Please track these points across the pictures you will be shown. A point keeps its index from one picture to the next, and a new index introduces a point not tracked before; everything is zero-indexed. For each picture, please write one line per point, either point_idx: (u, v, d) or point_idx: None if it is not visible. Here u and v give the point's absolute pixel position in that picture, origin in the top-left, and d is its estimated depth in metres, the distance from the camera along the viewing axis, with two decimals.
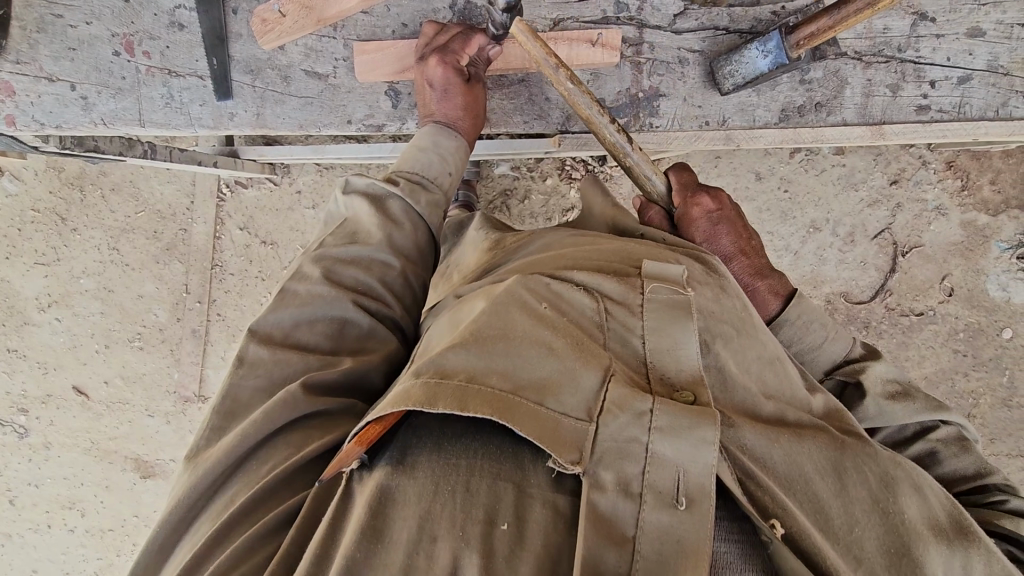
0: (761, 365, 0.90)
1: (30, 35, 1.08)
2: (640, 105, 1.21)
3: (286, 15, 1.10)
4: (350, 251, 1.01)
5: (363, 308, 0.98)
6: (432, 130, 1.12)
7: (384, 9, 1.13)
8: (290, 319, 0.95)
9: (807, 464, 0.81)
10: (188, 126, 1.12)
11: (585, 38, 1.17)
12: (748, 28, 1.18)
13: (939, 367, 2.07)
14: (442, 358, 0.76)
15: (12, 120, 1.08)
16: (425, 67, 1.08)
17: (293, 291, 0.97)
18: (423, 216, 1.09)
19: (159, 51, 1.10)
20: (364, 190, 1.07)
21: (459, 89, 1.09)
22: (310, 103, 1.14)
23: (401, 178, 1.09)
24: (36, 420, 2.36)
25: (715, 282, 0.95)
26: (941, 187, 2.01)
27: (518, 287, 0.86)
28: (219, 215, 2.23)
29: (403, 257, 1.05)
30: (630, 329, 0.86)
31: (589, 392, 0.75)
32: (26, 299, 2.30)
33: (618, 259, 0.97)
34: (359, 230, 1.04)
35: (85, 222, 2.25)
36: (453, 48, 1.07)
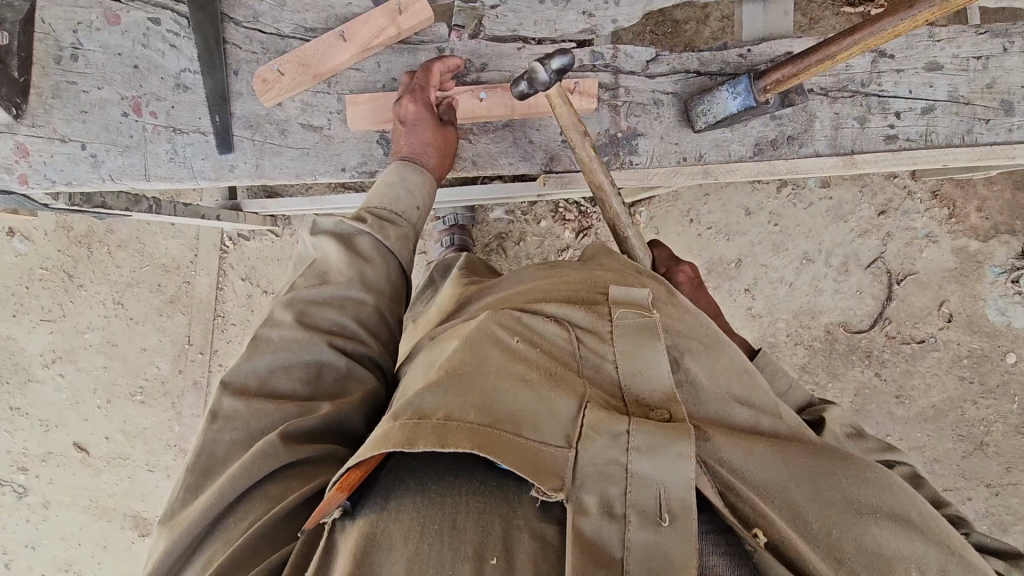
0: (729, 377, 0.90)
1: (46, 101, 1.12)
2: (619, 144, 1.24)
3: (284, 74, 1.14)
4: (322, 291, 1.02)
5: (337, 348, 0.98)
6: (397, 166, 1.13)
7: (375, 65, 1.19)
8: (265, 365, 0.96)
9: (781, 472, 0.81)
10: (192, 179, 1.16)
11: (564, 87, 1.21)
12: (717, 70, 1.25)
13: (946, 396, 2.10)
14: (418, 398, 0.76)
15: (26, 179, 1.12)
16: (398, 107, 1.12)
17: (265, 337, 0.98)
18: (392, 249, 1.10)
19: (165, 111, 1.15)
20: (332, 230, 1.08)
21: (430, 126, 1.12)
22: (305, 154, 1.18)
23: (370, 214, 1.09)
24: (36, 479, 2.35)
25: (680, 305, 0.95)
26: (928, 216, 2.05)
27: (490, 323, 0.88)
28: (221, 267, 2.30)
29: (375, 292, 1.06)
30: (601, 354, 0.88)
31: (567, 421, 0.77)
32: (31, 355, 2.34)
33: (586, 286, 0.98)
34: (330, 269, 1.05)
35: (91, 277, 2.31)
36: (418, 85, 1.12)
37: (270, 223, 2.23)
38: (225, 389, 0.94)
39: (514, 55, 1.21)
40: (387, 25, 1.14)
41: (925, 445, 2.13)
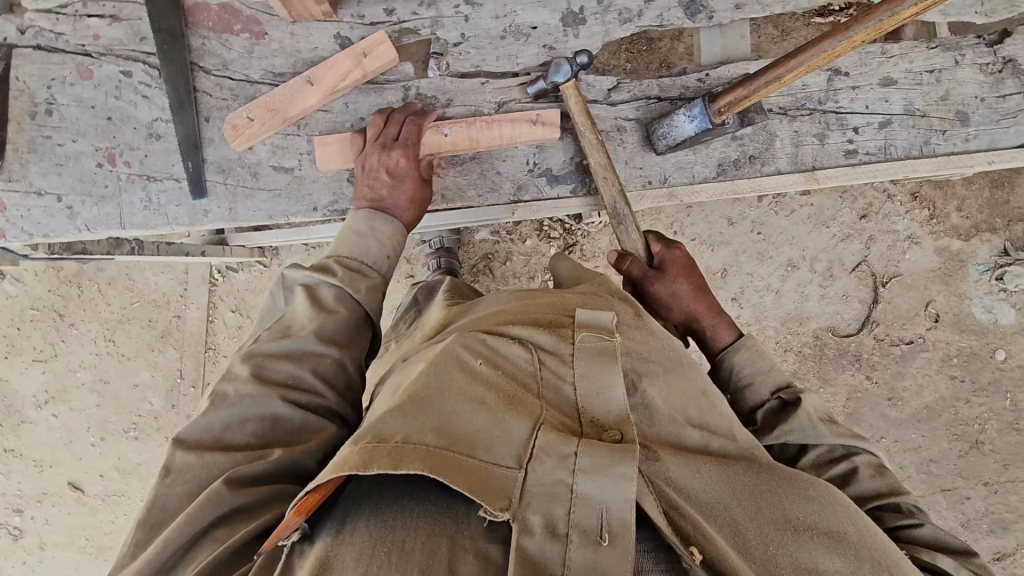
0: (683, 399, 0.93)
1: (22, 156, 1.15)
2: (585, 171, 1.25)
3: (253, 120, 1.16)
4: (281, 345, 1.04)
5: (292, 402, 0.99)
6: (367, 214, 1.16)
7: (342, 106, 1.22)
8: (220, 422, 0.96)
9: (722, 491, 0.83)
10: (167, 225, 1.18)
11: (526, 118, 1.21)
12: (677, 95, 1.27)
13: (939, 396, 2.12)
14: (380, 421, 0.78)
15: (3, 233, 1.15)
16: (383, 156, 1.15)
17: (223, 392, 0.99)
18: (358, 301, 1.12)
19: (138, 161, 1.17)
20: (300, 281, 1.12)
21: (410, 184, 1.17)
22: (278, 196, 1.21)
23: (338, 265, 1.12)
24: (31, 520, 2.40)
25: (644, 327, 0.98)
26: (909, 218, 2.08)
27: (456, 346, 0.90)
28: (211, 300, 2.33)
29: (337, 345, 1.07)
30: (561, 376, 0.89)
31: (518, 444, 0.78)
32: (24, 397, 2.36)
33: (555, 309, 1.00)
34: (293, 323, 1.07)
35: (82, 316, 2.33)
36: (409, 139, 1.16)
37: (259, 255, 2.25)
38: (177, 443, 0.94)
39: (477, 90, 1.25)
40: (351, 69, 1.18)
41: (921, 445, 2.14)
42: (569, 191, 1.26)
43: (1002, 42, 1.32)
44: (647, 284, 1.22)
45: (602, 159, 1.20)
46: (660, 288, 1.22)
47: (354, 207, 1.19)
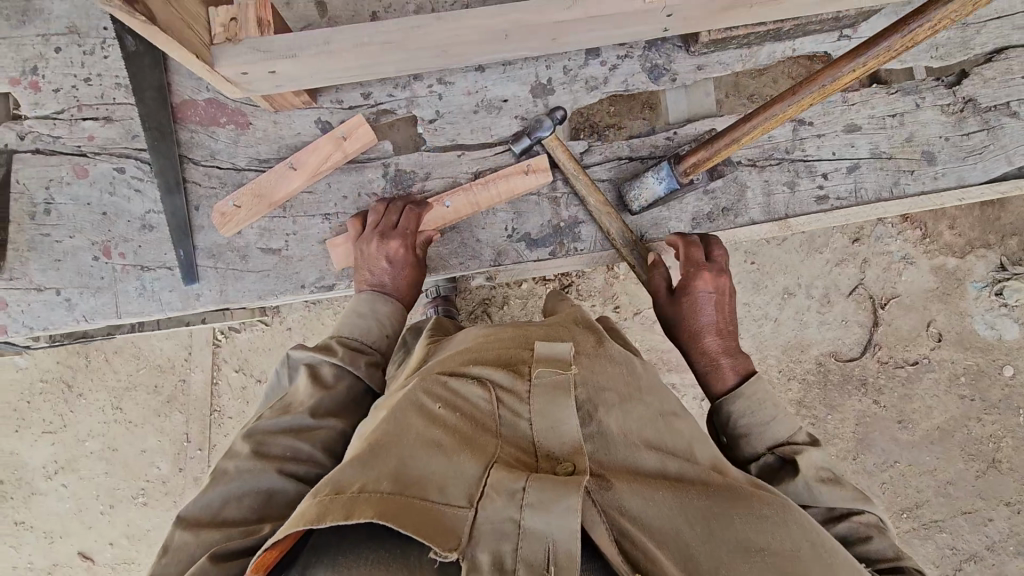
0: (643, 421, 0.89)
1: (24, 255, 1.21)
2: (563, 233, 1.30)
3: (240, 209, 1.23)
4: (280, 422, 1.02)
5: (289, 474, 0.96)
6: (368, 297, 1.19)
7: (326, 186, 1.27)
8: (218, 497, 0.93)
9: (673, 515, 0.78)
10: (160, 311, 1.23)
11: (517, 169, 1.27)
12: (647, 154, 1.31)
13: (949, 415, 2.11)
14: (339, 473, 0.75)
15: (5, 328, 1.21)
16: (382, 245, 1.18)
17: (223, 468, 0.96)
18: (363, 378, 1.12)
19: (132, 251, 1.23)
20: (305, 360, 1.12)
21: (408, 268, 1.21)
22: (266, 276, 1.25)
23: (340, 345, 1.13)
24: None
25: (603, 354, 0.96)
26: (902, 239, 2.07)
27: (417, 391, 0.89)
28: (215, 361, 2.37)
29: (337, 418, 1.06)
30: (519, 413, 0.85)
31: (468, 484, 0.74)
32: (33, 468, 2.38)
33: (516, 344, 0.98)
34: (294, 399, 1.06)
35: (90, 385, 2.37)
36: (407, 227, 1.20)
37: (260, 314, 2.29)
38: None
39: (453, 162, 1.29)
40: (332, 151, 1.24)
41: (936, 467, 2.11)
42: (548, 253, 1.29)
43: (960, 83, 1.36)
44: (656, 303, 1.23)
45: (599, 198, 1.25)
46: (667, 313, 1.22)
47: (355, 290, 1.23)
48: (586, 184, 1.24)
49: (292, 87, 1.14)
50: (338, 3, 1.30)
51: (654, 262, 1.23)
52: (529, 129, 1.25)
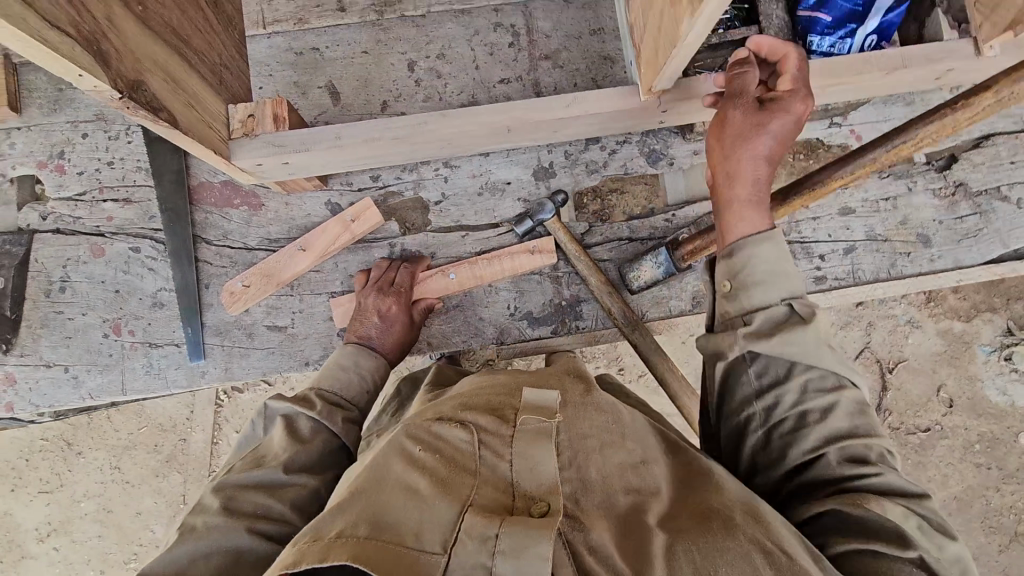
0: (626, 466, 0.84)
1: (35, 331, 1.24)
2: (564, 312, 1.30)
3: (249, 287, 1.26)
4: (252, 475, 0.97)
5: (259, 532, 0.89)
6: (353, 349, 1.19)
7: (332, 265, 1.30)
8: (184, 555, 0.85)
9: (632, 552, 0.73)
10: (165, 388, 1.24)
11: (522, 249, 1.29)
12: (647, 235, 1.34)
13: (966, 484, 2.05)
14: (320, 519, 0.72)
15: (11, 405, 1.23)
16: (378, 300, 1.20)
17: (191, 524, 0.90)
18: (340, 435, 1.09)
19: (141, 328, 1.25)
20: (282, 413, 1.09)
21: (398, 327, 1.22)
22: (271, 353, 1.26)
23: (319, 398, 1.11)
24: None
25: (592, 401, 0.90)
26: (906, 303, 2.07)
27: (402, 434, 0.85)
28: (216, 421, 2.37)
29: (313, 474, 1.01)
30: (499, 455, 0.80)
31: (441, 528, 0.71)
32: (27, 530, 2.34)
33: (504, 389, 0.92)
34: (269, 454, 1.03)
35: (90, 444, 2.35)
36: (406, 288, 1.22)
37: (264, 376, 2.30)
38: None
39: (458, 243, 1.32)
40: (340, 232, 1.28)
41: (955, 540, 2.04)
42: (551, 331, 1.29)
43: (950, 167, 1.39)
44: (729, 103, 0.97)
45: (599, 279, 1.26)
46: (736, 115, 0.95)
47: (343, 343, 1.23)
48: (584, 265, 1.26)
49: (303, 176, 1.20)
50: (350, 92, 1.37)
51: (746, 61, 0.98)
52: (532, 212, 1.29)
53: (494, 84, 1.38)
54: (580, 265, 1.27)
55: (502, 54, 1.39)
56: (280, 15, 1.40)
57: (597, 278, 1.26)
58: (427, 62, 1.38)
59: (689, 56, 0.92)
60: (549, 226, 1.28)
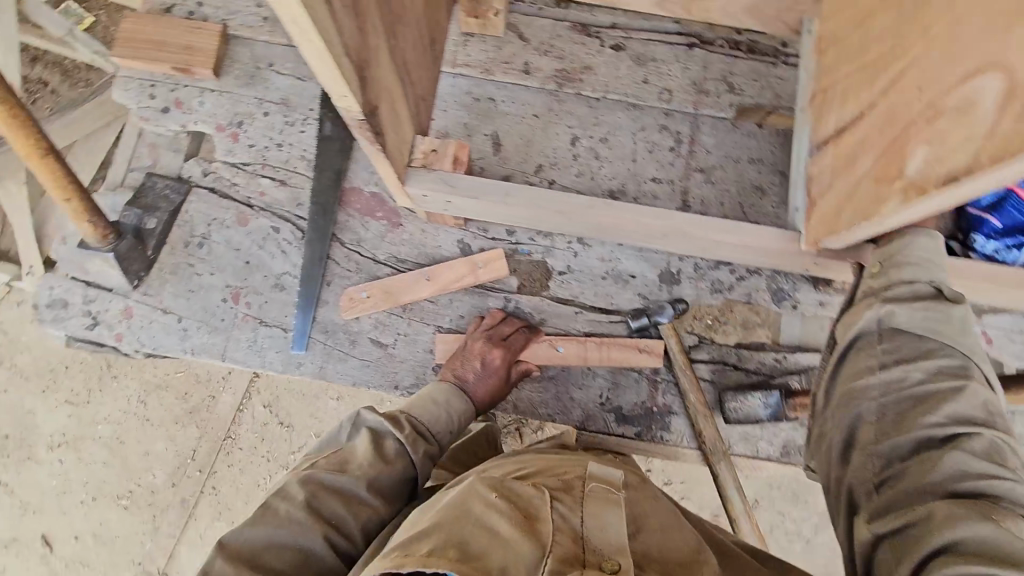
0: (688, 556, 0.83)
1: (164, 276, 1.30)
2: (653, 418, 1.27)
3: (369, 299, 1.30)
4: (333, 479, 0.95)
5: (331, 543, 0.88)
6: (449, 387, 1.19)
7: (447, 300, 1.33)
8: (262, 538, 0.86)
9: None
10: (260, 366, 1.28)
11: (634, 344, 1.28)
12: (753, 368, 1.30)
13: None
14: (409, 541, 0.71)
15: (120, 336, 1.28)
16: (488, 350, 1.21)
17: (274, 507, 0.90)
18: (415, 464, 1.04)
19: (258, 304, 1.31)
20: (371, 426, 1.06)
21: (496, 380, 1.22)
22: (366, 365, 1.29)
23: (408, 422, 1.08)
24: None
25: (645, 491, 0.93)
26: None
27: (478, 482, 0.82)
28: (249, 389, 2.56)
29: (385, 500, 0.98)
30: (571, 510, 0.80)
31: (525, 571, 0.69)
32: (41, 433, 2.56)
33: (567, 464, 0.93)
34: (351, 460, 0.99)
35: (126, 373, 2.60)
36: (516, 345, 1.24)
37: None
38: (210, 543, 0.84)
39: (570, 316, 1.32)
40: (466, 273, 1.31)
41: None
42: (634, 433, 1.26)
43: None
44: None
45: (699, 398, 1.25)
46: None
47: (438, 380, 1.23)
48: (688, 380, 1.26)
49: (451, 214, 1.26)
50: (512, 148, 1.42)
51: None
52: (650, 310, 1.29)
53: (645, 181, 1.39)
54: (685, 377, 1.26)
55: (660, 156, 1.40)
56: (471, 61, 1.46)
57: (699, 396, 1.25)
58: (589, 141, 1.42)
59: (876, 233, 0.89)
60: (664, 331, 1.29)
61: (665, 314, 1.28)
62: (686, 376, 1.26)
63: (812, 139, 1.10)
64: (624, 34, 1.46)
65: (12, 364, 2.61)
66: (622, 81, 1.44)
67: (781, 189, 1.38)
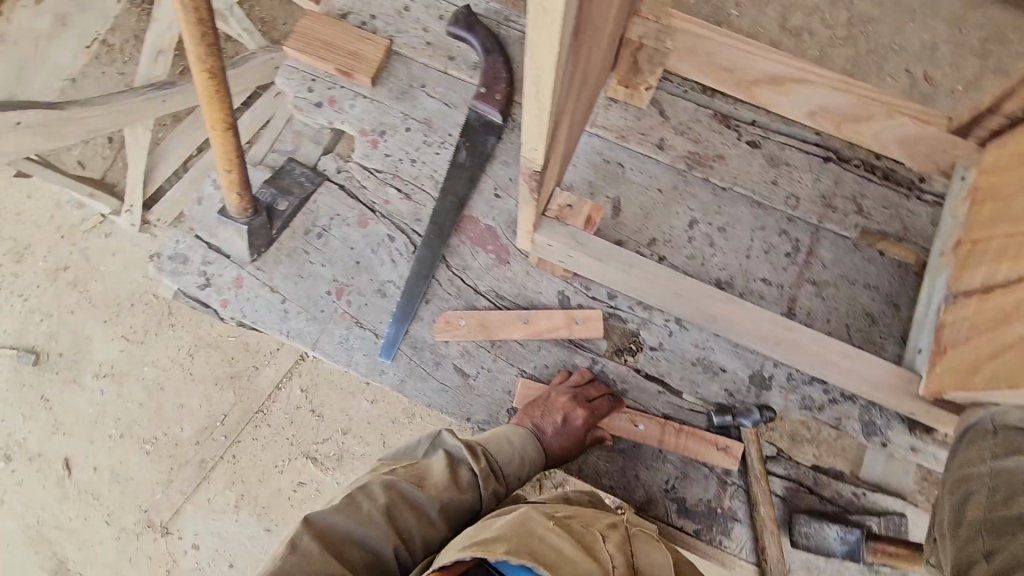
0: None
1: (280, 257, 1.36)
2: (715, 518, 1.26)
3: (464, 326, 1.33)
4: (411, 491, 1.09)
5: (397, 552, 1.03)
6: (526, 434, 1.23)
7: (536, 346, 1.35)
8: (348, 529, 1.01)
9: None
10: (346, 365, 1.32)
11: (711, 439, 1.27)
12: (829, 495, 1.29)
13: None
14: (487, 541, 0.90)
15: (226, 303, 1.34)
16: (571, 407, 1.21)
17: (360, 503, 1.05)
18: (480, 496, 1.15)
19: (358, 304, 1.35)
20: (449, 449, 1.18)
21: (570, 438, 1.23)
22: (444, 390, 1.32)
23: (484, 454, 1.17)
24: (10, 472, 2.58)
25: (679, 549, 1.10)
26: None
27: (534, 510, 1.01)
28: (292, 369, 2.56)
29: (447, 522, 1.10)
30: (618, 545, 0.97)
31: None
32: (92, 359, 2.64)
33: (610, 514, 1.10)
34: (428, 477, 1.12)
35: (183, 323, 2.67)
36: (599, 409, 1.24)
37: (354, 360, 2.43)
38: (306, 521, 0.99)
39: (652, 394, 1.32)
40: (561, 326, 1.33)
41: None
42: (694, 529, 1.25)
43: None
44: None
45: (768, 513, 1.24)
46: None
47: (514, 422, 1.26)
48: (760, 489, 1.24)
49: (565, 266, 1.28)
50: (630, 215, 1.44)
51: None
52: (735, 409, 1.27)
53: (754, 279, 1.39)
54: (755, 486, 1.25)
55: (775, 258, 1.40)
56: (609, 124, 1.49)
57: (766, 508, 1.24)
58: (707, 227, 1.43)
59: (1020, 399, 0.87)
60: (747, 432, 1.28)
61: (747, 416, 1.26)
62: (756, 484, 1.25)
63: (948, 287, 1.10)
64: (762, 132, 1.48)
65: (85, 289, 2.70)
66: (752, 177, 1.45)
67: (890, 322, 1.36)
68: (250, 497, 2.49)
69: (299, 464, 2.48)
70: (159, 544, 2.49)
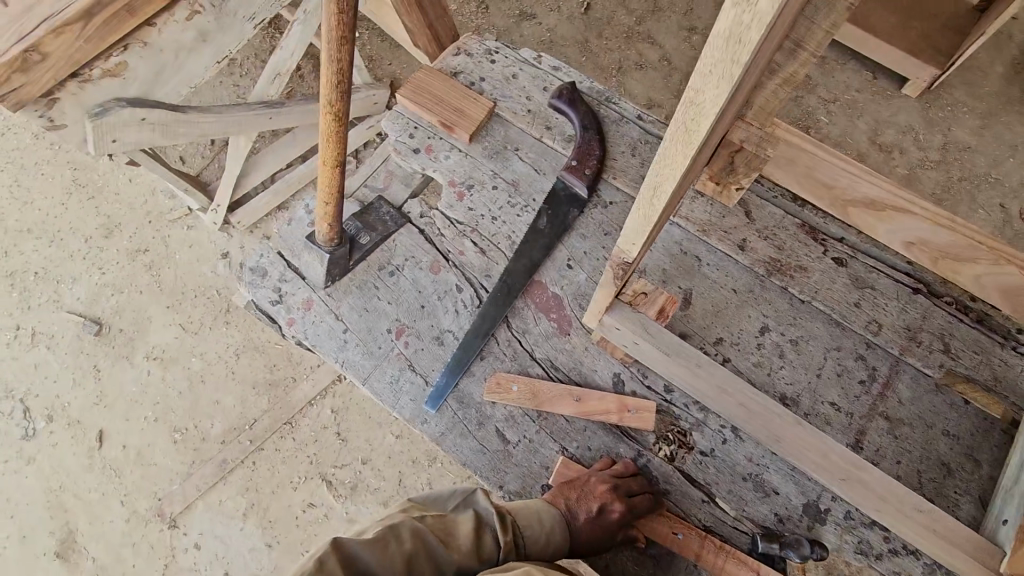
0: None
1: (350, 287, 1.40)
2: None
3: (515, 391, 1.31)
4: (437, 546, 1.03)
5: None
6: (557, 516, 1.17)
7: (582, 426, 1.31)
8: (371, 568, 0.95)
9: None
10: (391, 406, 1.33)
11: (753, 565, 1.18)
12: None
13: None
14: None
15: (291, 322, 1.38)
16: (610, 496, 1.15)
17: (388, 542, 0.99)
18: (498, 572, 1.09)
19: (414, 347, 1.36)
20: (479, 511, 1.13)
21: (602, 529, 1.18)
22: (482, 453, 1.29)
23: (513, 526, 1.12)
24: (48, 433, 2.63)
25: None
26: None
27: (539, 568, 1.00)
28: (328, 388, 2.62)
29: None
30: None
31: None
32: (147, 341, 2.74)
33: None
34: (454, 536, 1.07)
35: (237, 323, 2.76)
36: (638, 506, 1.17)
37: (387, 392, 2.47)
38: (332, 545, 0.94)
39: (695, 502, 1.25)
40: (613, 410, 1.29)
41: None
42: None
43: None
44: None
45: None
46: None
47: (546, 499, 1.21)
48: None
49: (629, 350, 1.25)
50: (700, 310, 1.41)
51: None
52: (784, 538, 1.18)
53: (822, 401, 1.32)
54: None
55: (848, 384, 1.33)
56: (691, 216, 1.49)
57: None
58: (778, 337, 1.38)
59: None
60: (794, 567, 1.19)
61: (800, 550, 1.16)
62: None
63: None
64: (850, 252, 1.44)
65: (157, 273, 2.83)
66: (833, 295, 1.40)
67: (967, 479, 1.26)
68: (260, 508, 2.48)
69: (314, 485, 2.49)
70: (163, 536, 2.47)
